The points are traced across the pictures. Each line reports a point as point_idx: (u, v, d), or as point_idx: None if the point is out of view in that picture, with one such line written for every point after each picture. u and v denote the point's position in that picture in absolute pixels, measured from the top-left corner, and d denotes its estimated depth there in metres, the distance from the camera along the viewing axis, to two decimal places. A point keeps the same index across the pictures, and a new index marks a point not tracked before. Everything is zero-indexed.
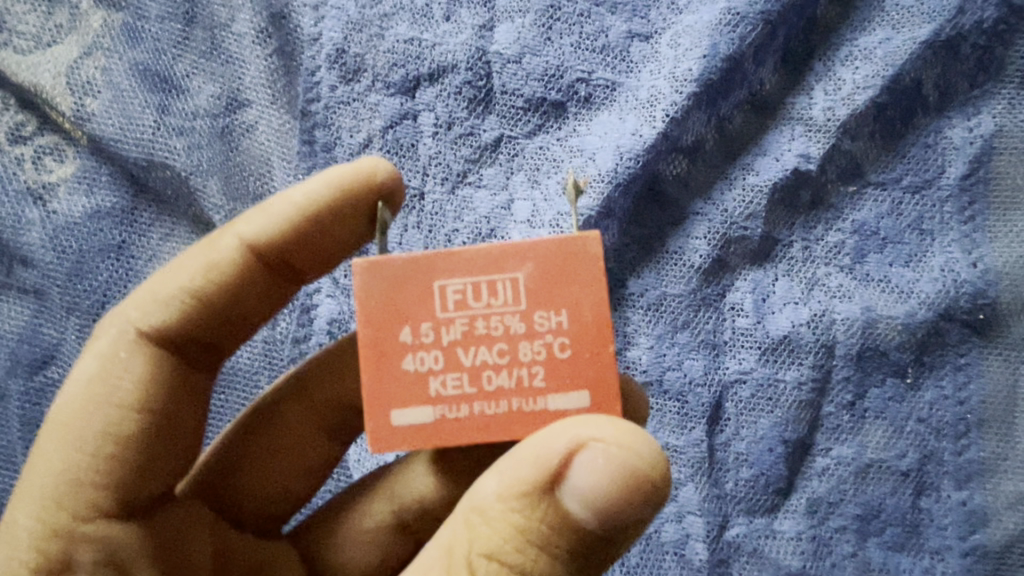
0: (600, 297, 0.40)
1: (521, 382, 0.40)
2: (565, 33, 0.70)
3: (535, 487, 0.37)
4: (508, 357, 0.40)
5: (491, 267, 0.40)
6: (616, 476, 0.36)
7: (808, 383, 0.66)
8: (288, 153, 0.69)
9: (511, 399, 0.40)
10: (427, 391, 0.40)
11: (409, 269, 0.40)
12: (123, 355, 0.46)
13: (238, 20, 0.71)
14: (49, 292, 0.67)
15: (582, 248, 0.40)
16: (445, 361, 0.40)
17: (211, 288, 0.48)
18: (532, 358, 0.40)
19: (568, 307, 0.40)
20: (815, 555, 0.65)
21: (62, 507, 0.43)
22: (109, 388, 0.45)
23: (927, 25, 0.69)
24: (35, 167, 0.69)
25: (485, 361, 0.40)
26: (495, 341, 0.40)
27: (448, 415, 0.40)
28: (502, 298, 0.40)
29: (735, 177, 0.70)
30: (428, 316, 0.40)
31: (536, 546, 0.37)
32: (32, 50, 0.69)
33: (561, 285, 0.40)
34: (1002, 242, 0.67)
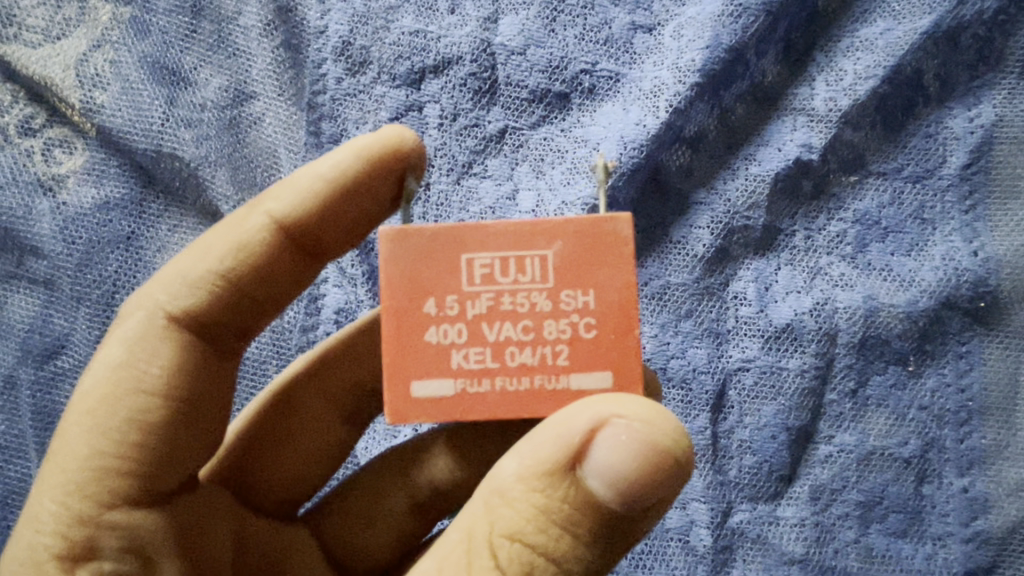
0: (628, 280, 0.41)
1: (544, 360, 0.41)
2: (569, 25, 0.71)
3: (557, 466, 0.37)
4: (533, 335, 0.41)
5: (520, 244, 0.41)
6: (639, 455, 0.37)
7: (811, 370, 0.67)
8: (294, 145, 0.70)
9: (534, 375, 0.41)
10: (449, 364, 0.41)
11: (438, 241, 0.41)
12: (149, 339, 0.46)
13: (245, 13, 0.71)
14: (60, 282, 0.68)
15: (612, 230, 0.41)
16: (468, 335, 0.41)
17: (241, 268, 0.48)
18: (557, 336, 0.41)
19: (594, 287, 0.41)
20: (818, 541, 0.65)
21: (86, 493, 0.43)
22: (135, 375, 0.45)
23: (927, 16, 0.69)
24: (45, 159, 0.69)
25: (508, 338, 0.41)
26: (520, 317, 0.41)
27: (470, 389, 0.41)
28: (529, 275, 0.41)
29: (737, 167, 0.70)
30: (453, 289, 0.41)
31: (559, 525, 0.38)
32: (41, 44, 0.70)
33: (589, 266, 0.41)
34: (1003, 231, 0.68)
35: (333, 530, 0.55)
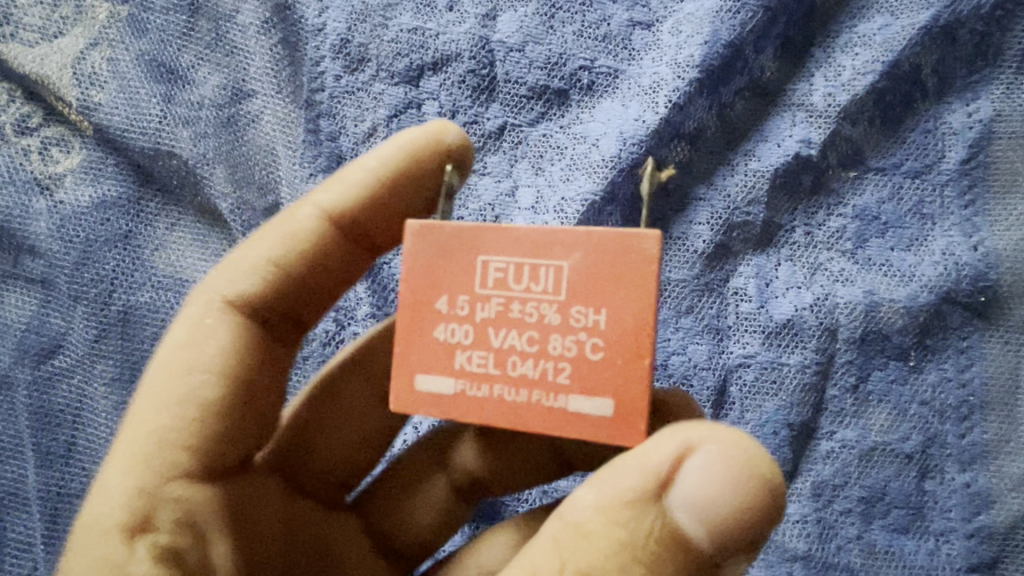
0: (647, 304, 0.39)
1: (545, 374, 0.40)
2: (567, 21, 0.71)
3: (642, 493, 0.37)
4: (537, 346, 0.40)
5: (537, 251, 0.41)
6: (728, 477, 0.37)
7: (811, 366, 0.67)
8: (293, 143, 0.70)
9: (532, 389, 0.40)
10: (452, 363, 0.42)
11: (458, 238, 0.42)
12: (208, 321, 0.48)
13: (243, 11, 0.71)
14: (56, 281, 0.68)
15: (637, 248, 0.39)
16: (475, 337, 0.41)
17: (291, 257, 0.50)
18: (562, 352, 0.40)
19: (607, 308, 0.40)
20: (820, 537, 0.65)
21: (146, 465, 0.44)
22: (193, 355, 0.47)
23: (926, 11, 0.69)
24: (42, 158, 0.69)
25: (513, 346, 0.41)
26: (528, 327, 0.41)
27: (468, 391, 0.41)
28: (542, 285, 0.40)
29: (736, 163, 0.70)
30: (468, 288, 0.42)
31: (641, 563, 0.36)
32: (38, 43, 0.69)
33: (607, 284, 0.40)
34: (1003, 226, 0.68)
35: (376, 517, 0.56)
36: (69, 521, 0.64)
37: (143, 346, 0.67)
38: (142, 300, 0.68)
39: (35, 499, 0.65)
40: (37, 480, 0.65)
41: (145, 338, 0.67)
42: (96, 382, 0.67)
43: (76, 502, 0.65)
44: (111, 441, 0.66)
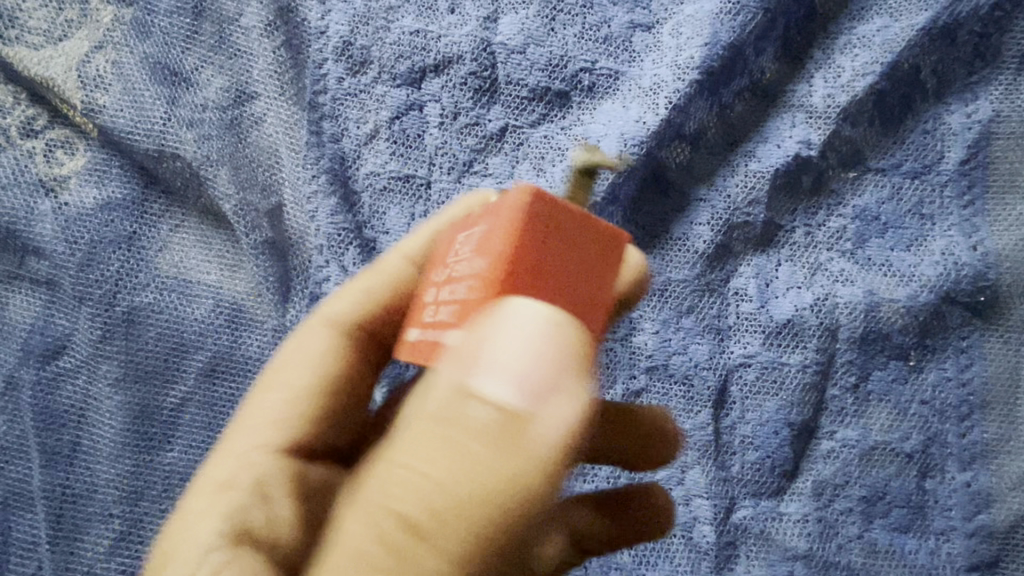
0: (510, 239, 0.36)
1: (439, 318, 0.40)
2: (568, 23, 0.71)
3: (442, 392, 0.33)
4: (444, 295, 0.41)
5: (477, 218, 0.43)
6: (530, 363, 0.32)
7: (812, 366, 0.67)
8: (296, 145, 0.70)
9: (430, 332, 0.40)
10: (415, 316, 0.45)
11: (456, 223, 0.48)
12: (308, 336, 0.54)
13: (246, 14, 0.71)
14: (61, 283, 0.68)
15: (511, 194, 0.37)
16: (429, 294, 0.44)
17: (378, 287, 0.54)
18: (452, 296, 0.39)
19: (485, 248, 0.37)
20: (822, 536, 0.65)
21: (255, 431, 0.51)
22: (298, 358, 0.53)
23: (924, 12, 0.70)
24: (47, 160, 0.70)
25: (437, 297, 0.42)
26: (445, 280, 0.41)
27: (410, 338, 0.44)
28: (464, 243, 0.41)
29: (737, 163, 0.71)
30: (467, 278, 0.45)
31: (416, 467, 0.32)
32: (43, 46, 0.70)
33: (488, 229, 0.38)
34: (1002, 226, 0.68)
35: None
36: (74, 519, 0.65)
37: (148, 346, 0.68)
38: (147, 301, 0.68)
39: (40, 499, 0.65)
40: (42, 480, 0.65)
41: (150, 338, 0.68)
42: (100, 382, 0.67)
43: (80, 501, 0.65)
44: (116, 441, 0.66)
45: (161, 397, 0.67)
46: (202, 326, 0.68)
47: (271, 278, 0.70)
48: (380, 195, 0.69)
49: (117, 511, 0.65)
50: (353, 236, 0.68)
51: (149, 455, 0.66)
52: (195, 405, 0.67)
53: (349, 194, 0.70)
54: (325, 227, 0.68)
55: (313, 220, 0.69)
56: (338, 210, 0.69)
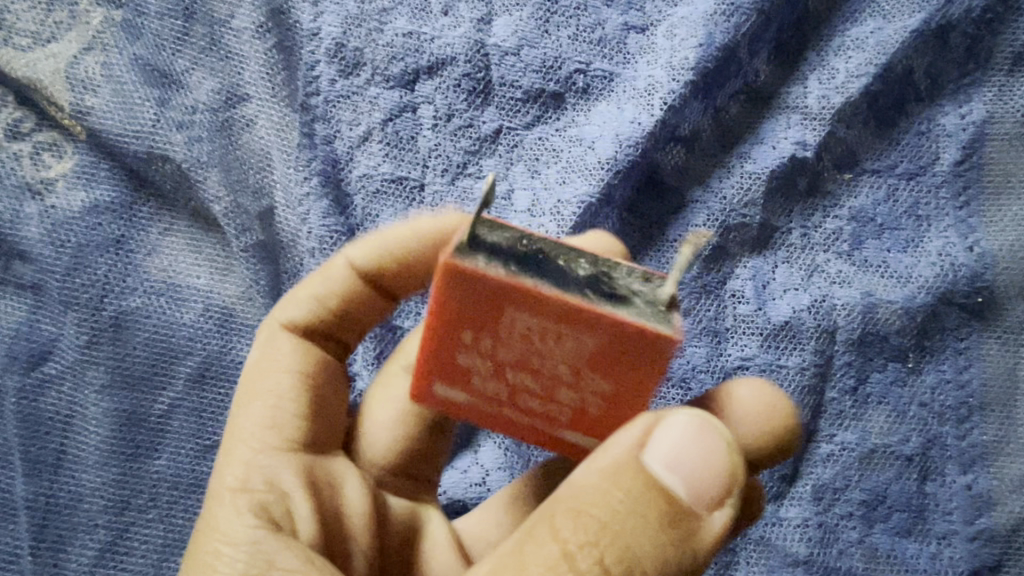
0: (646, 394, 0.40)
1: (549, 410, 0.42)
2: (562, 25, 0.71)
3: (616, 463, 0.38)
4: (545, 391, 0.41)
5: (568, 320, 0.38)
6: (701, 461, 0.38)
7: (811, 368, 0.67)
8: (288, 146, 0.69)
9: (536, 419, 0.43)
10: (468, 383, 0.42)
11: (490, 294, 0.38)
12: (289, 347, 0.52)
13: (238, 15, 0.70)
14: (47, 286, 0.67)
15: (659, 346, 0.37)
16: (492, 372, 0.41)
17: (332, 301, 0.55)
18: (569, 401, 0.41)
19: (613, 383, 0.40)
20: (822, 542, 0.64)
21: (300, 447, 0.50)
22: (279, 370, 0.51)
23: (917, 14, 0.70)
24: (33, 163, 0.68)
25: (524, 386, 0.41)
26: (534, 377, 0.41)
27: (482, 406, 0.43)
28: (562, 350, 0.39)
29: (733, 165, 0.70)
30: (490, 338, 0.40)
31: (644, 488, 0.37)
32: (30, 47, 0.69)
33: (606, 369, 0.39)
34: (998, 227, 0.68)
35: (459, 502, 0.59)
36: (57, 530, 0.63)
37: (135, 352, 0.66)
38: (134, 305, 0.67)
39: (23, 509, 0.63)
40: (25, 489, 0.63)
41: (138, 344, 0.66)
42: (87, 389, 0.66)
43: (64, 512, 0.64)
44: (101, 449, 0.65)
45: (148, 404, 0.66)
46: (191, 332, 0.67)
47: (262, 283, 0.69)
48: (372, 197, 0.69)
49: (102, 521, 0.64)
50: (345, 239, 0.68)
51: (136, 463, 0.65)
52: (184, 411, 0.66)
53: (341, 197, 0.69)
54: (316, 230, 0.68)
55: (304, 222, 0.68)
56: (329, 213, 0.68)
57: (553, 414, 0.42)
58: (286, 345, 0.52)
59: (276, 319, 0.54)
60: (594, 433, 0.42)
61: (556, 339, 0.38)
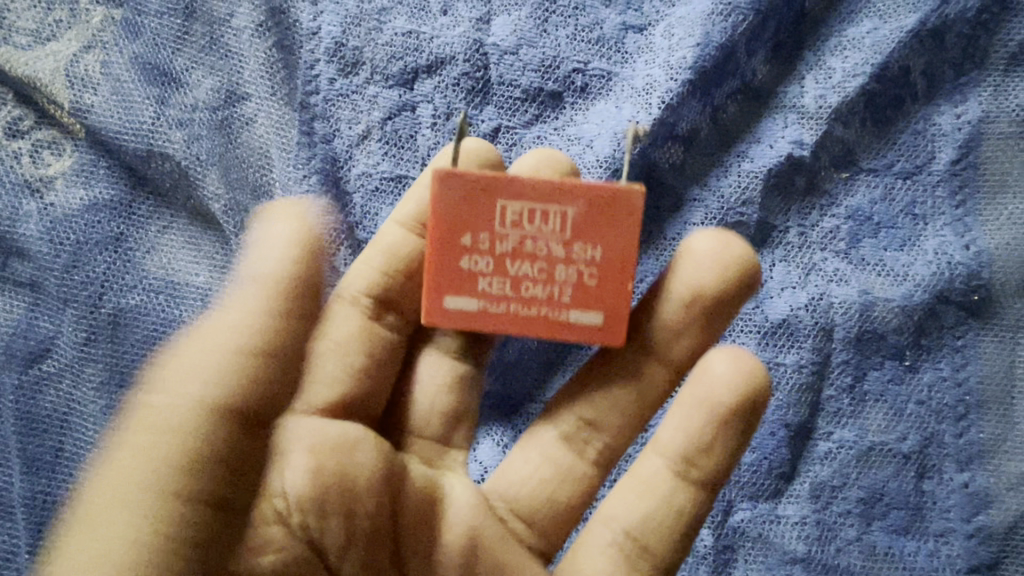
0: (628, 244, 0.49)
1: (550, 295, 0.50)
2: (561, 24, 0.71)
3: None
4: (545, 273, 0.50)
5: (548, 198, 0.49)
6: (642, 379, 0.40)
7: (808, 366, 0.67)
8: (287, 145, 0.70)
9: (541, 307, 0.50)
10: (475, 287, 0.50)
11: (480, 185, 0.49)
12: (346, 315, 0.54)
13: (237, 14, 0.71)
14: (46, 284, 0.67)
15: (624, 196, 0.48)
16: (494, 267, 0.50)
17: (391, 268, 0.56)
18: (566, 278, 0.50)
19: (601, 244, 0.49)
20: (820, 539, 0.65)
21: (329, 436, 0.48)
22: (332, 339, 0.53)
23: (912, 15, 0.70)
24: (33, 162, 0.69)
25: (525, 274, 0.50)
26: (537, 259, 0.50)
27: (491, 308, 0.50)
28: (551, 225, 0.49)
29: (730, 164, 0.71)
30: (486, 227, 0.49)
31: None
32: (30, 46, 0.69)
33: (591, 228, 0.49)
34: (994, 226, 0.68)
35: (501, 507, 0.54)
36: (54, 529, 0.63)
37: (133, 349, 0.66)
38: (133, 303, 0.67)
39: (20, 507, 0.63)
40: (23, 486, 0.64)
41: (136, 341, 0.66)
42: (84, 387, 0.66)
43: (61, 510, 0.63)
44: None
45: None
46: None
47: None
48: (372, 195, 0.69)
49: None
50: (344, 237, 0.68)
51: None
52: None
53: (341, 195, 0.69)
54: None
55: None
56: (329, 210, 0.68)
57: (554, 295, 0.50)
58: (182, 404, 0.42)
59: (163, 384, 0.42)
60: (591, 306, 0.50)
61: (543, 218, 0.49)
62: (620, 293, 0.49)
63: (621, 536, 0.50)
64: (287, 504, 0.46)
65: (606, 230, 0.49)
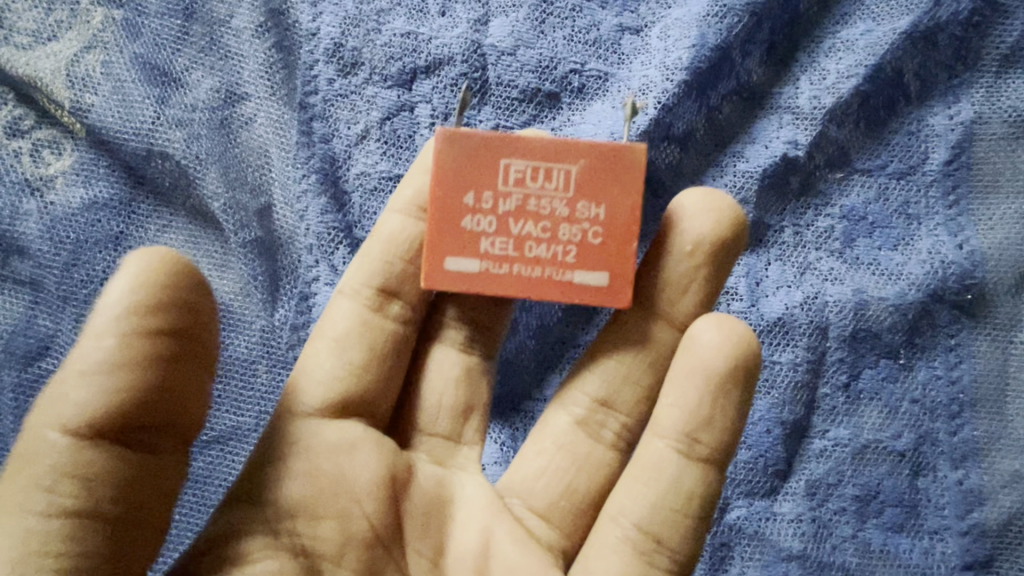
0: (632, 204, 0.51)
1: (554, 254, 0.51)
2: (558, 26, 0.72)
3: None
4: (549, 233, 0.51)
5: (553, 157, 0.51)
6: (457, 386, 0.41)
7: (803, 364, 0.67)
8: (286, 144, 0.70)
9: (545, 266, 0.51)
10: (478, 247, 0.51)
11: (486, 144, 0.51)
12: (344, 311, 0.54)
13: (236, 15, 0.71)
14: (45, 282, 0.67)
15: (629, 155, 0.51)
16: (497, 227, 0.51)
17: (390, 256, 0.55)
18: (569, 238, 0.51)
19: (606, 203, 0.51)
20: (816, 537, 0.65)
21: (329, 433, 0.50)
22: (329, 336, 0.53)
23: (906, 17, 0.71)
24: (33, 161, 0.69)
25: (529, 234, 0.51)
26: (541, 219, 0.51)
27: (493, 269, 0.51)
28: (555, 184, 0.51)
29: (725, 164, 0.72)
30: (491, 185, 0.51)
31: None
32: (31, 46, 0.70)
33: (597, 185, 0.51)
34: (986, 226, 0.69)
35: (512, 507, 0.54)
36: None
37: None
38: None
39: None
40: None
41: None
42: None
43: None
44: None
45: None
46: None
47: (260, 278, 0.69)
48: (369, 195, 0.69)
49: None
50: (342, 236, 0.68)
51: None
52: None
53: (339, 194, 0.69)
54: (314, 226, 0.68)
55: (302, 219, 0.69)
56: (328, 209, 0.69)
57: (558, 255, 0.51)
58: (53, 445, 0.39)
59: (36, 428, 0.39)
60: (595, 266, 0.51)
61: (547, 177, 0.51)
62: (623, 253, 0.51)
63: (633, 532, 0.49)
64: (278, 512, 0.47)
65: (610, 189, 0.51)
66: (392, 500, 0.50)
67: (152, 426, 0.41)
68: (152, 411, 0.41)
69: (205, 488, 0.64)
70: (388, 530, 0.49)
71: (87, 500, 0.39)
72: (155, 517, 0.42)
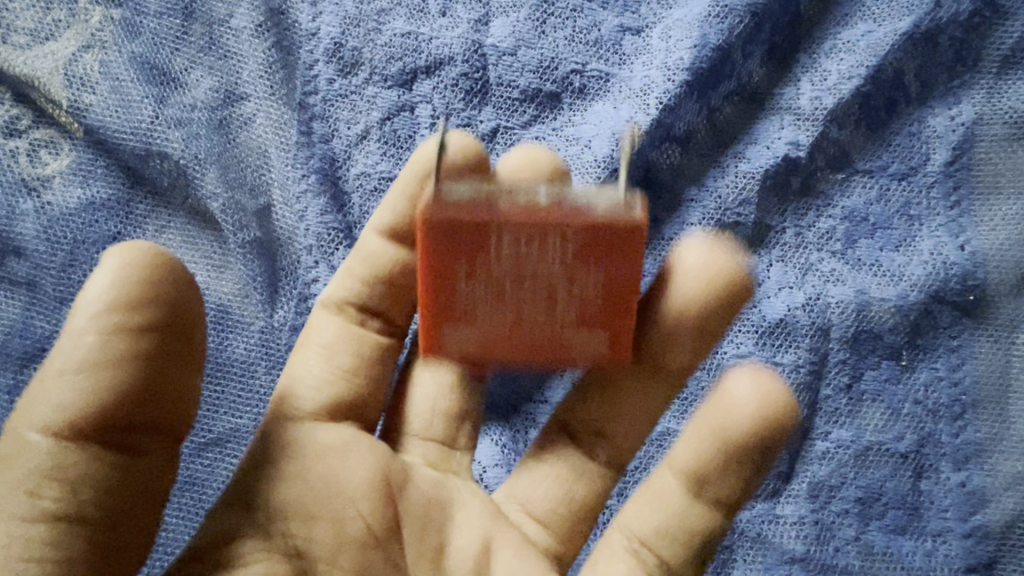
0: (635, 270, 0.46)
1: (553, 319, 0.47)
2: (559, 26, 0.72)
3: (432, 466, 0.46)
4: (549, 300, 0.47)
5: (540, 221, 0.44)
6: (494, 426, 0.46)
7: (806, 365, 0.67)
8: (286, 144, 0.70)
9: (545, 332, 0.47)
10: (473, 320, 0.47)
11: (469, 214, 0.44)
12: (330, 322, 0.54)
13: (236, 14, 0.71)
14: (42, 283, 0.66)
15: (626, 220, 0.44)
16: (491, 297, 0.47)
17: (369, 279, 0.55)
18: (569, 303, 0.47)
19: (606, 270, 0.45)
20: (818, 539, 0.64)
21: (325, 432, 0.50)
22: (314, 343, 0.53)
23: (906, 18, 0.71)
24: (30, 161, 0.68)
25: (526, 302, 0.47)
26: (539, 287, 0.46)
27: (490, 343, 0.48)
28: (551, 258, 0.45)
29: (727, 165, 0.71)
30: (484, 256, 0.45)
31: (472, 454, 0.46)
32: (28, 46, 0.69)
33: (598, 253, 0.45)
34: (988, 227, 0.69)
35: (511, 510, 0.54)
36: None
37: None
38: None
39: None
40: None
41: None
42: None
43: None
44: None
45: None
46: None
47: (259, 278, 0.68)
48: (369, 195, 0.69)
49: None
50: (343, 237, 0.68)
51: None
52: None
53: (339, 195, 0.69)
54: (314, 227, 0.68)
55: (302, 220, 0.68)
56: (327, 209, 0.68)
57: (558, 321, 0.47)
58: (36, 446, 0.38)
59: (19, 430, 0.39)
60: (598, 330, 0.48)
61: (540, 243, 0.44)
62: (626, 312, 0.47)
63: (635, 544, 0.50)
64: (269, 515, 0.45)
65: (608, 270, 0.45)
66: (389, 499, 0.49)
67: (137, 426, 0.40)
68: (135, 409, 0.40)
69: (204, 490, 0.63)
70: (385, 530, 0.48)
71: (69, 501, 0.38)
72: (139, 520, 0.41)
